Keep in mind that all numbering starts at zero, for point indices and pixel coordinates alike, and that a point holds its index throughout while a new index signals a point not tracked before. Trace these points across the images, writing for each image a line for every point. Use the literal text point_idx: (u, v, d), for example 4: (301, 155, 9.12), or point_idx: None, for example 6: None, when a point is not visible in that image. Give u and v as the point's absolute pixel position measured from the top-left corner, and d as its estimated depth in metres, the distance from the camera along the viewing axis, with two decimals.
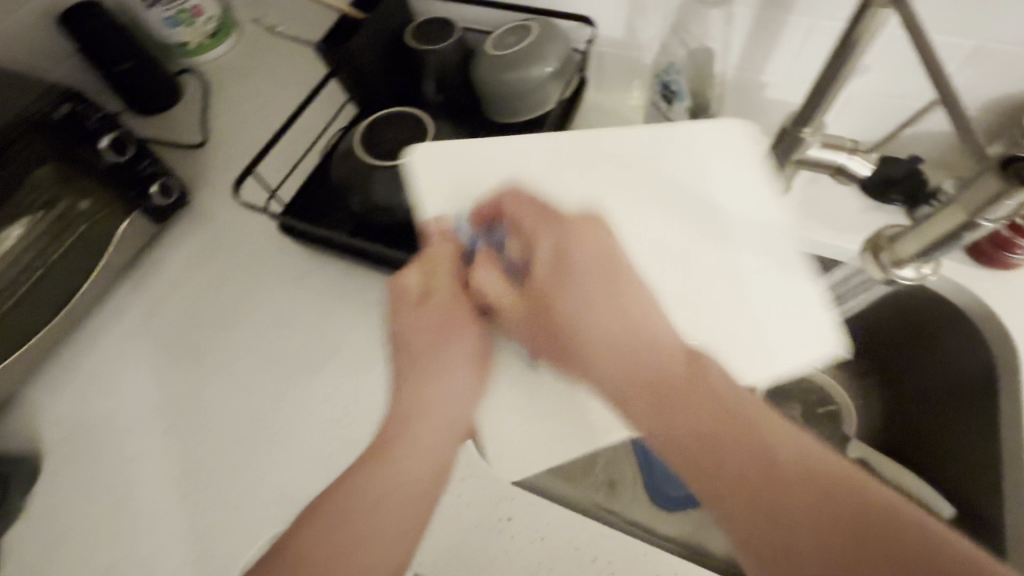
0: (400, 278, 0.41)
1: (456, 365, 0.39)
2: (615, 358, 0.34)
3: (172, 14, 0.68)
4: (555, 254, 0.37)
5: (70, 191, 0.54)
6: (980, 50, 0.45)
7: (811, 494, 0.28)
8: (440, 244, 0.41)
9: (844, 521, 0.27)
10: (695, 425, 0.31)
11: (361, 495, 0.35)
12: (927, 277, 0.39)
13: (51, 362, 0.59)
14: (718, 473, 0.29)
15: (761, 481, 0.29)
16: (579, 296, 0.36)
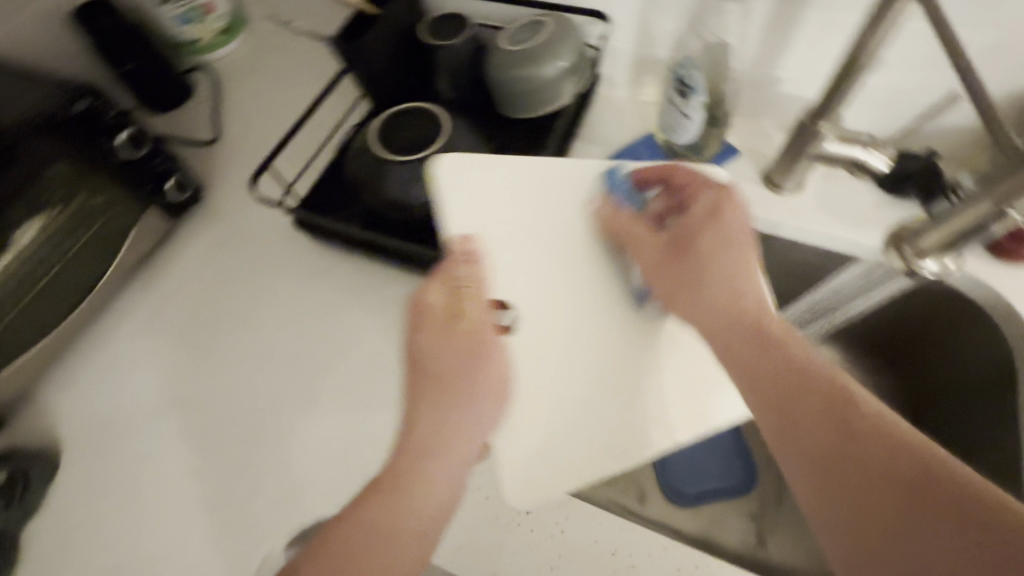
0: (423, 295, 0.39)
1: (474, 393, 0.38)
2: (731, 314, 0.38)
3: (184, 11, 0.68)
4: (709, 215, 0.40)
5: (85, 188, 0.54)
6: (1000, 43, 0.45)
7: (894, 466, 0.30)
8: (468, 266, 0.40)
9: (921, 493, 0.29)
10: (788, 377, 0.34)
11: (395, 506, 0.34)
12: (948, 270, 0.40)
13: (67, 357, 0.59)
14: (813, 424, 0.32)
15: (851, 450, 0.31)
16: (718, 255, 0.39)
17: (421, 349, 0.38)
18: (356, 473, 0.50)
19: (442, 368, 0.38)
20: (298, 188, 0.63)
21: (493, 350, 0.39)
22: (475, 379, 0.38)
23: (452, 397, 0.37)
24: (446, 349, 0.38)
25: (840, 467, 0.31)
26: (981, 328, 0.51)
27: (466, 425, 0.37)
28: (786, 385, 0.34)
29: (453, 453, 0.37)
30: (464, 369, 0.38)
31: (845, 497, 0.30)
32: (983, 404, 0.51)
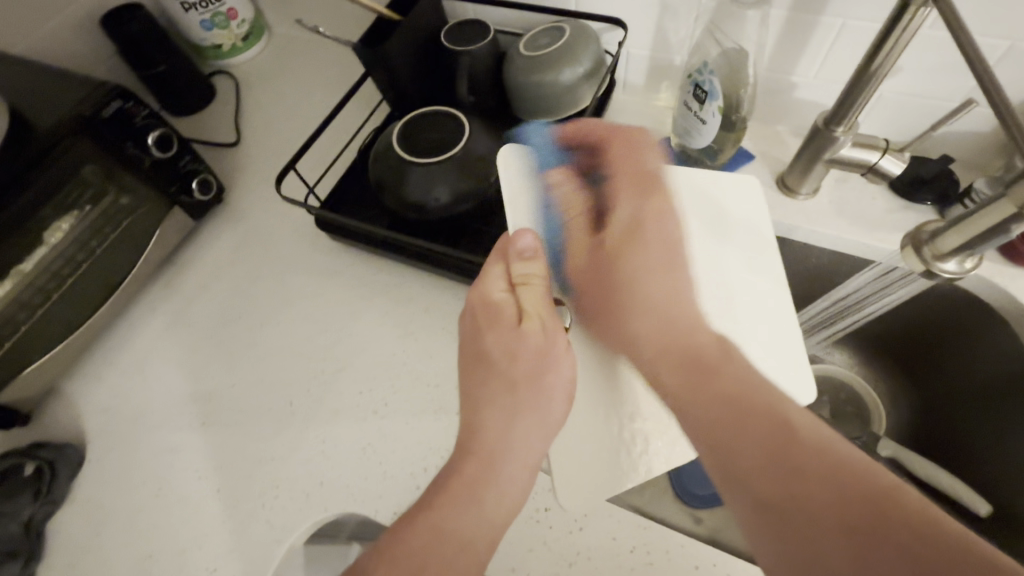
0: (485, 291, 0.41)
1: (549, 398, 0.39)
2: (656, 314, 0.39)
3: (209, 17, 0.70)
4: (632, 219, 0.44)
5: (115, 187, 0.56)
6: (1015, 51, 0.45)
7: (832, 498, 0.27)
8: (522, 265, 0.42)
9: (860, 526, 0.26)
10: (708, 407, 0.33)
11: (474, 511, 0.34)
12: (970, 271, 0.39)
13: (91, 353, 0.60)
14: (734, 456, 0.31)
15: (788, 480, 0.29)
16: (647, 259, 0.42)
17: (489, 349, 0.40)
18: (376, 469, 0.50)
19: (511, 368, 0.39)
20: (319, 190, 0.64)
21: (560, 353, 0.39)
22: (551, 380, 0.39)
23: (526, 402, 0.38)
24: (516, 351, 0.39)
25: (779, 501, 0.29)
26: (982, 326, 0.52)
27: (539, 428, 0.38)
28: (710, 408, 0.33)
29: (525, 458, 0.37)
30: (541, 376, 0.39)
31: (778, 532, 0.28)
32: (998, 407, 0.51)
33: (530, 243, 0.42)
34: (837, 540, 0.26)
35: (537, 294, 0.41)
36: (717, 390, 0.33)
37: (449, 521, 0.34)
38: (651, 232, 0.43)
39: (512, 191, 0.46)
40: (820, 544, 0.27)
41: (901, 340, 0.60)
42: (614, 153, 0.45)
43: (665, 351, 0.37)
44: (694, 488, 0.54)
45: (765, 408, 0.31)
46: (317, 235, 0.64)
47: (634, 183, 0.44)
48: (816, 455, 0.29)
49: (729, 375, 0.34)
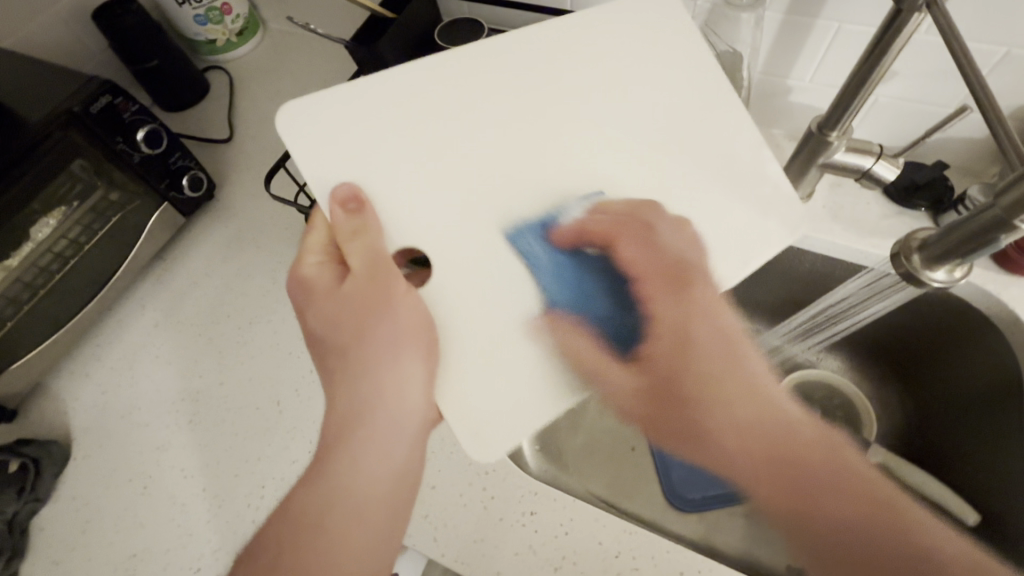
0: (299, 270, 0.40)
1: (388, 347, 0.36)
2: (750, 431, 0.41)
3: (202, 12, 0.69)
4: (673, 317, 0.41)
5: (104, 182, 0.55)
6: (1010, 58, 0.45)
7: (868, 509, 0.38)
8: (346, 219, 0.39)
9: (859, 506, 0.38)
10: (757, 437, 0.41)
11: (336, 485, 0.35)
12: (958, 281, 0.39)
13: (78, 351, 0.59)
14: (791, 488, 0.39)
15: (813, 497, 0.38)
16: (709, 363, 0.41)
17: (315, 320, 0.38)
18: None
19: (340, 331, 0.37)
20: (312, 188, 0.64)
21: (393, 287, 0.37)
22: (380, 329, 0.36)
23: (366, 363, 0.36)
24: (338, 309, 0.37)
25: (803, 525, 0.38)
26: (976, 333, 0.52)
27: (389, 388, 0.36)
28: (749, 441, 0.40)
29: (385, 421, 0.36)
30: (370, 323, 0.36)
31: (821, 536, 0.38)
32: (985, 412, 0.51)
33: (352, 192, 0.40)
34: (861, 532, 0.37)
35: (368, 242, 0.39)
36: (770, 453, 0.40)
37: (308, 509, 0.35)
38: (695, 328, 0.41)
39: (368, 112, 0.43)
40: (843, 529, 0.37)
41: (885, 346, 0.61)
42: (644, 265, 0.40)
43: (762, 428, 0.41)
44: (687, 493, 0.58)
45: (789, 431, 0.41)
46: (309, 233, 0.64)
47: (660, 272, 0.40)
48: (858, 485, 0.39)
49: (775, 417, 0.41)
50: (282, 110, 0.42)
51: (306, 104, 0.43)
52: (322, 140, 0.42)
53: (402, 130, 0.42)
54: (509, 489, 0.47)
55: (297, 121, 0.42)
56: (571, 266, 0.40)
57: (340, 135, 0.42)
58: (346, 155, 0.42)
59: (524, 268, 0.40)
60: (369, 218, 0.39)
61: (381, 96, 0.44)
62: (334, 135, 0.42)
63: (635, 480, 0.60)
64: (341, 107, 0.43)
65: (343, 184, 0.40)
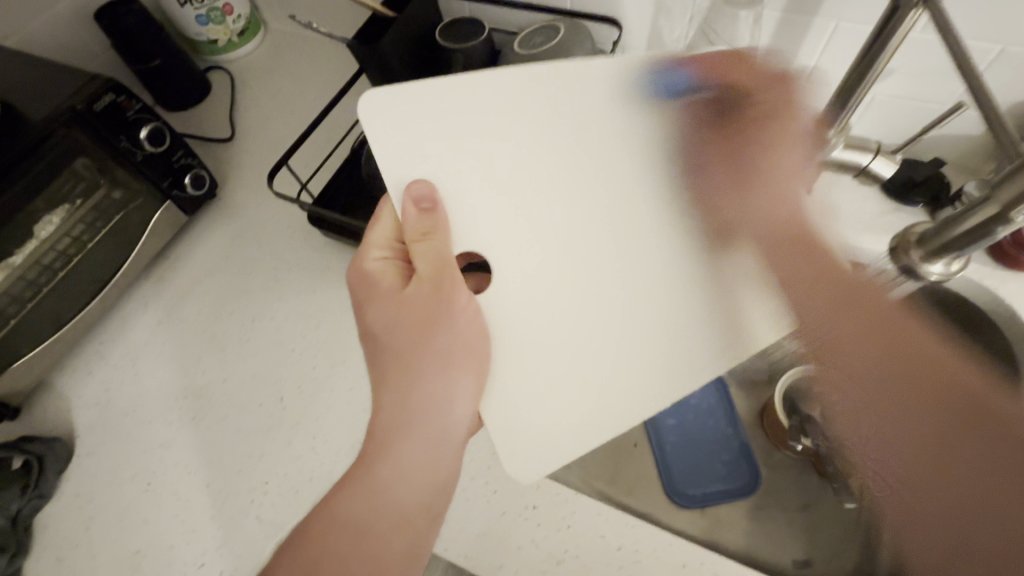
0: (363, 266, 0.41)
1: (439, 373, 0.36)
2: (788, 253, 0.39)
3: (204, 12, 0.69)
4: (771, 138, 0.41)
5: (107, 180, 0.55)
6: (1005, 55, 0.46)
7: (960, 424, 0.34)
8: (417, 220, 0.37)
9: (949, 427, 0.34)
10: (857, 322, 0.37)
11: (375, 482, 0.35)
12: (955, 273, 0.40)
13: (82, 348, 0.60)
14: (878, 375, 0.36)
15: (893, 395, 0.36)
16: (792, 196, 0.40)
17: (371, 319, 0.39)
18: None
19: (397, 334, 0.37)
20: (313, 186, 0.64)
21: (451, 314, 0.37)
22: (436, 340, 0.36)
23: (415, 369, 0.36)
24: (399, 314, 0.38)
25: (926, 439, 0.35)
26: (978, 328, 0.52)
27: (436, 398, 0.36)
28: (822, 314, 0.38)
29: (432, 424, 0.36)
30: (424, 336, 0.37)
31: (886, 424, 0.36)
32: None
33: (427, 193, 0.38)
34: (918, 438, 0.35)
35: (435, 248, 0.37)
36: (871, 324, 0.37)
37: (346, 511, 0.34)
38: (779, 140, 0.41)
39: (441, 123, 0.40)
40: (922, 425, 0.35)
41: None
42: (765, 92, 0.41)
43: (851, 322, 0.37)
44: (688, 489, 0.58)
45: (902, 327, 0.37)
46: (310, 231, 0.64)
47: (761, 84, 0.42)
48: (966, 400, 0.34)
49: (883, 316, 0.37)
50: (360, 104, 0.39)
51: (377, 97, 0.39)
52: (395, 141, 0.39)
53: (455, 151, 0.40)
54: (511, 484, 0.47)
55: (371, 118, 0.39)
56: (678, 89, 0.41)
57: (409, 147, 0.39)
58: (416, 165, 0.39)
59: (626, 101, 0.41)
60: (440, 222, 0.38)
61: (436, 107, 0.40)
62: (406, 139, 0.39)
63: (635, 476, 0.60)
64: (414, 107, 0.40)
65: (420, 180, 0.38)
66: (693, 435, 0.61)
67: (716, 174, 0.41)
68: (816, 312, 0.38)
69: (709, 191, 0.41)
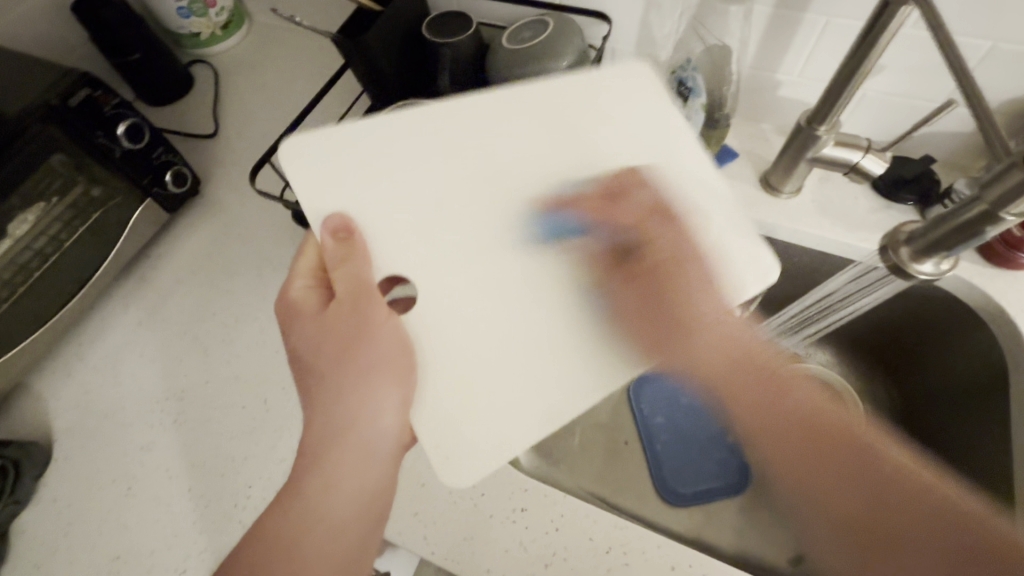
0: (289, 292, 0.40)
1: (370, 380, 0.36)
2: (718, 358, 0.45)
3: (185, 4, 0.68)
4: (666, 247, 0.43)
5: (85, 178, 0.54)
6: (996, 52, 0.45)
7: (908, 503, 0.41)
8: (335, 247, 0.40)
9: (896, 497, 0.41)
10: (780, 425, 0.45)
11: (309, 509, 0.34)
12: (945, 272, 0.39)
13: (60, 350, 0.58)
14: (828, 481, 0.43)
15: (853, 479, 0.42)
16: (696, 295, 0.43)
17: (296, 344, 0.38)
18: None
19: (317, 357, 0.37)
20: (298, 183, 0.63)
21: (372, 333, 0.36)
22: (363, 353, 0.36)
23: (346, 384, 0.36)
24: (320, 336, 0.37)
25: (862, 517, 0.42)
26: (966, 327, 0.52)
27: (363, 413, 0.35)
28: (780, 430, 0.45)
29: (367, 436, 0.35)
30: (348, 353, 0.36)
31: (824, 501, 0.43)
32: (970, 404, 0.52)
33: (342, 223, 0.41)
34: (871, 504, 0.42)
35: (355, 270, 0.38)
36: (771, 413, 0.45)
37: (283, 524, 0.34)
38: (672, 255, 0.43)
39: (363, 158, 0.43)
40: (856, 498, 0.42)
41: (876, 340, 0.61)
42: (659, 237, 0.43)
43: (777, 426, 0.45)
44: (677, 487, 0.58)
45: (829, 418, 0.45)
46: (295, 229, 0.63)
47: (644, 206, 0.43)
48: (902, 481, 0.41)
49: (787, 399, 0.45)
50: (284, 144, 0.43)
51: (300, 143, 0.43)
52: (314, 176, 0.42)
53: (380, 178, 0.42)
54: (499, 486, 0.46)
55: (291, 158, 0.42)
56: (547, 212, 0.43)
57: (333, 178, 0.42)
58: (334, 196, 0.42)
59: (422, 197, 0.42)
60: (355, 249, 0.40)
61: (355, 145, 0.43)
62: (326, 173, 0.42)
63: (624, 475, 0.60)
64: (337, 143, 0.43)
65: (338, 212, 0.41)
66: (681, 434, 0.61)
67: (622, 276, 0.42)
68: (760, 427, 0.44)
69: (631, 304, 0.42)
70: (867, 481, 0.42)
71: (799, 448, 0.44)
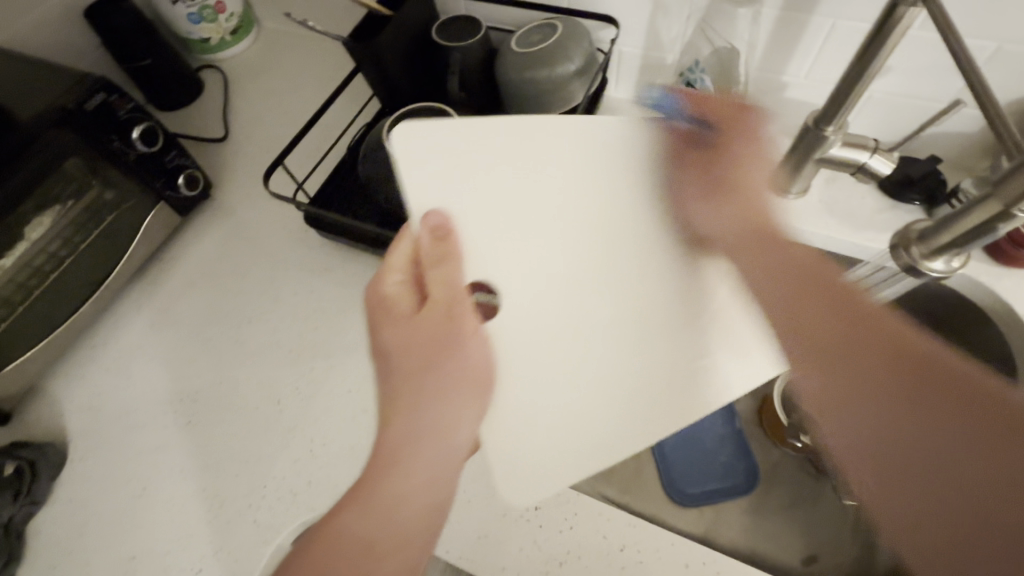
0: (380, 286, 0.38)
1: (459, 389, 0.35)
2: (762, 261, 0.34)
3: (196, 10, 0.68)
4: (721, 158, 0.36)
5: (100, 181, 0.55)
6: (1001, 53, 0.46)
7: (963, 410, 0.29)
8: (434, 247, 0.36)
9: (970, 436, 0.28)
10: (828, 331, 0.32)
11: (379, 514, 0.32)
12: (956, 270, 0.40)
13: (73, 352, 0.59)
14: (862, 391, 0.30)
15: (905, 404, 0.30)
16: (739, 203, 0.35)
17: (387, 344, 0.37)
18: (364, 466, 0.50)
19: (411, 357, 0.36)
20: (308, 186, 0.64)
21: (467, 343, 0.36)
22: (452, 362, 0.35)
23: (434, 391, 0.35)
24: (410, 337, 0.36)
25: (892, 442, 0.30)
26: (975, 324, 0.52)
27: (447, 420, 0.34)
28: (844, 347, 0.31)
29: (448, 442, 0.34)
30: (438, 357, 0.35)
31: (901, 462, 0.29)
32: None
33: (441, 220, 0.37)
34: (935, 427, 0.29)
35: (449, 275, 0.36)
36: (849, 332, 0.31)
37: (348, 528, 0.31)
38: (738, 168, 0.36)
39: (468, 156, 0.38)
40: (882, 419, 0.30)
41: None
42: (728, 120, 0.37)
43: (849, 340, 0.31)
44: (686, 488, 0.58)
45: (884, 331, 0.31)
46: (306, 232, 0.64)
47: (730, 107, 0.37)
48: (964, 396, 0.29)
49: (850, 309, 0.32)
50: (394, 130, 0.38)
51: (420, 129, 0.38)
52: (414, 166, 0.38)
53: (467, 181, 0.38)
54: None
55: (407, 141, 0.38)
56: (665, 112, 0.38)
57: (439, 174, 0.38)
58: (438, 193, 0.37)
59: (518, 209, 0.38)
60: (455, 249, 0.36)
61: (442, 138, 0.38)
62: (429, 165, 0.38)
63: (633, 475, 0.60)
64: (445, 136, 0.38)
65: (439, 211, 0.37)
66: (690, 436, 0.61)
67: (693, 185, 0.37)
68: (818, 325, 0.32)
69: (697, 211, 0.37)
70: (945, 431, 0.29)
71: (843, 347, 0.31)
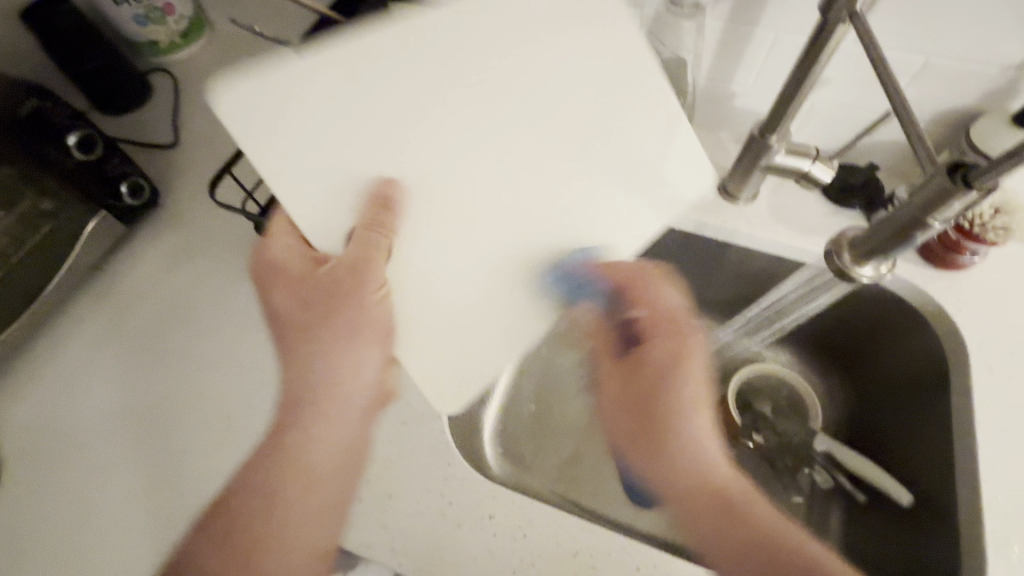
0: (267, 252, 0.46)
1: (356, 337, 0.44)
2: (686, 474, 0.52)
3: (142, 12, 0.66)
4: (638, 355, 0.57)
5: (34, 192, 0.52)
6: (929, 67, 0.48)
7: (752, 542, 0.48)
8: (360, 214, 0.43)
9: (762, 554, 0.48)
10: (707, 500, 0.51)
11: (299, 455, 0.44)
12: (884, 276, 0.41)
13: (12, 370, 0.56)
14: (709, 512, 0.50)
15: (727, 521, 0.50)
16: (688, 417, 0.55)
17: (284, 301, 0.46)
18: None
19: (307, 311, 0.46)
20: (261, 194, 0.62)
21: (366, 293, 0.43)
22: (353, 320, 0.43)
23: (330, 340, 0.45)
24: (302, 297, 0.45)
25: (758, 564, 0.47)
26: (910, 329, 0.55)
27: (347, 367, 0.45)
28: (737, 541, 0.48)
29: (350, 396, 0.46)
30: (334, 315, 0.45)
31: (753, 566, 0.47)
32: (916, 397, 0.54)
33: (383, 194, 0.43)
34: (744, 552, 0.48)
35: (353, 249, 0.42)
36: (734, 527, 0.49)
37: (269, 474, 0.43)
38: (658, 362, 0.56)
39: (308, 91, 0.43)
40: (713, 500, 0.51)
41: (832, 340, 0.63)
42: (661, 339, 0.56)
43: (720, 524, 0.49)
44: None
45: (727, 480, 0.52)
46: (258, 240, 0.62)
47: (669, 317, 0.57)
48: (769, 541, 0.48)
49: (749, 517, 0.49)
50: (212, 96, 0.42)
51: (239, 89, 0.42)
52: (255, 120, 0.42)
53: (357, 111, 0.43)
54: (468, 494, 0.46)
55: (233, 107, 0.42)
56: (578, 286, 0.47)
57: (289, 118, 0.43)
58: (294, 136, 0.43)
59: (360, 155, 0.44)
60: (391, 219, 0.43)
61: (295, 81, 0.43)
62: (272, 115, 0.43)
63: (592, 480, 0.61)
64: (273, 86, 0.43)
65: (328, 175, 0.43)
66: None
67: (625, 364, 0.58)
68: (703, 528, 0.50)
69: (317, 291, 0.45)
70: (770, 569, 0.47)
71: (736, 543, 0.48)
